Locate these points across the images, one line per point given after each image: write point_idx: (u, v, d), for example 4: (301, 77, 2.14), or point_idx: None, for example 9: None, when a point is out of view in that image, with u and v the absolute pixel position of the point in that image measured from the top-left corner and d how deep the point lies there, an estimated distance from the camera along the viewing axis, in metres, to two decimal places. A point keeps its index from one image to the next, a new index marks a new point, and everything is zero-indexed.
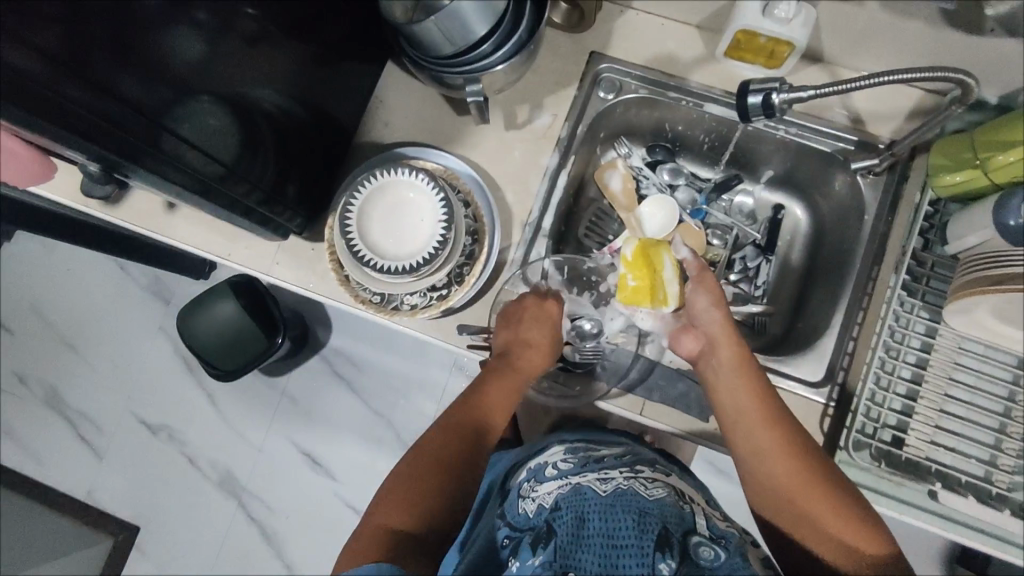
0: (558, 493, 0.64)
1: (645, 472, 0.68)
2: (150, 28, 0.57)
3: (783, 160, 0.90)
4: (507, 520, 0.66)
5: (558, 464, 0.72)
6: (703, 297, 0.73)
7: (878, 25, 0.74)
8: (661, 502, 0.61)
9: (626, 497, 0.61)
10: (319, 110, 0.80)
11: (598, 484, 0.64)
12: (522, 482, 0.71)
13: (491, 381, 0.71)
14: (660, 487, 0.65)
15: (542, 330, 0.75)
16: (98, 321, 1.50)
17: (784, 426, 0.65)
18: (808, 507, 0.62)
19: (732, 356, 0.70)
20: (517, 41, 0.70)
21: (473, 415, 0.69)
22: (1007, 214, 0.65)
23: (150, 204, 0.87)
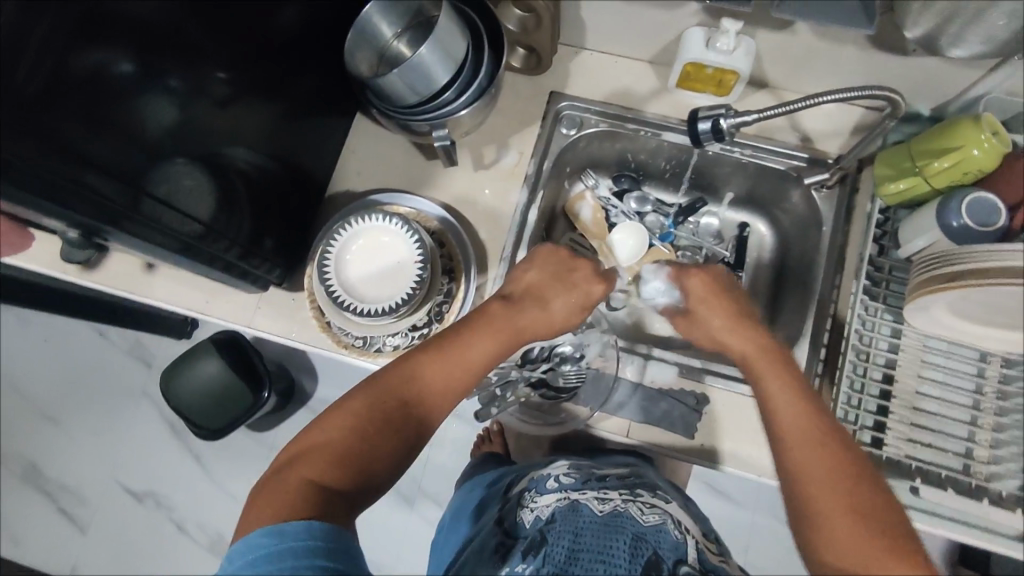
0: (555, 507, 0.66)
1: (644, 496, 0.68)
2: (121, 96, 0.60)
3: (742, 181, 0.94)
4: (503, 526, 0.67)
5: (559, 478, 0.73)
6: (717, 315, 0.71)
7: (814, 51, 0.79)
8: (656, 528, 0.62)
9: (621, 520, 0.62)
10: (291, 163, 0.83)
11: (596, 503, 0.66)
12: (522, 491, 0.73)
13: (481, 341, 0.65)
14: (656, 512, 0.65)
15: (559, 292, 0.70)
16: (78, 389, 1.48)
17: (824, 429, 0.59)
18: (824, 507, 0.54)
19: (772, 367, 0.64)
20: (476, 88, 0.74)
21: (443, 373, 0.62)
22: (950, 216, 0.70)
23: (129, 266, 0.88)
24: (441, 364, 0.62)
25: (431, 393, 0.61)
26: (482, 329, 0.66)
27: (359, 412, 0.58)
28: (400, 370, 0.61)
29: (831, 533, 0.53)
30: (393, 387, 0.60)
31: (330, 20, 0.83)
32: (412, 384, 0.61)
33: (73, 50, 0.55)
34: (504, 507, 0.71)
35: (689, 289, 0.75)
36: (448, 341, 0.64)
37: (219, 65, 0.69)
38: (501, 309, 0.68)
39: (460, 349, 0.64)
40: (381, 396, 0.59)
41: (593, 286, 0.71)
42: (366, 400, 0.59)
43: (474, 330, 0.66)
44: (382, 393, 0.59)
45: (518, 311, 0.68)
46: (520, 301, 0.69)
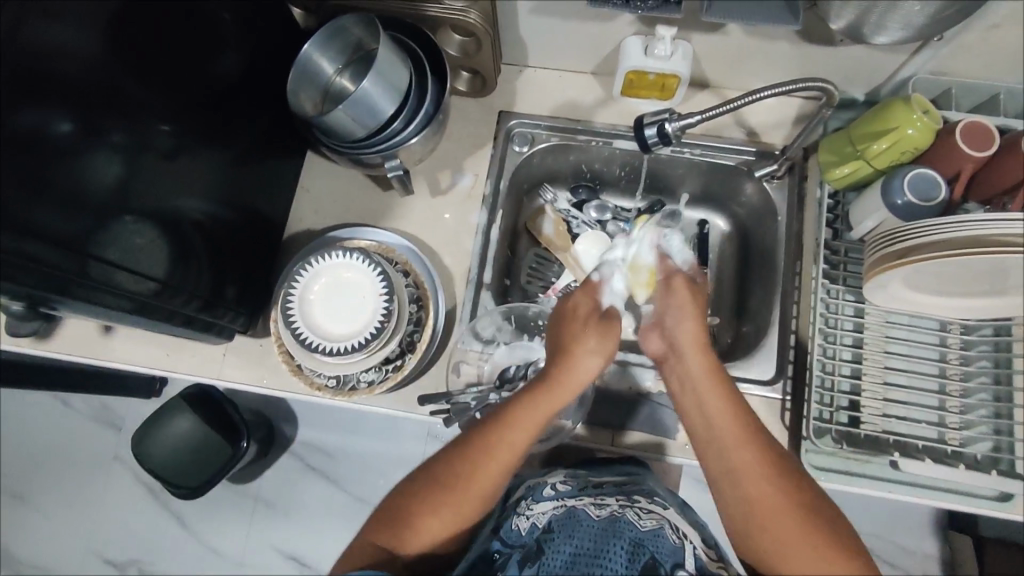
0: (552, 514, 0.69)
1: (641, 502, 0.71)
2: (62, 158, 0.58)
3: (696, 180, 0.96)
4: (500, 534, 0.70)
5: (556, 486, 0.76)
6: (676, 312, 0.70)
7: (748, 49, 0.82)
8: (654, 533, 0.64)
9: (619, 524, 0.65)
10: (244, 208, 0.81)
11: (593, 509, 0.69)
12: (521, 500, 0.76)
13: (525, 428, 0.64)
14: (653, 517, 0.67)
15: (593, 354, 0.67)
16: (45, 463, 1.42)
17: (755, 441, 0.62)
18: (771, 524, 0.59)
19: (698, 365, 0.66)
20: (423, 116, 0.74)
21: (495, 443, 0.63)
22: (894, 195, 0.73)
23: (85, 331, 0.85)
24: (493, 456, 0.63)
25: (487, 466, 0.63)
26: (525, 413, 0.64)
27: (424, 509, 0.63)
28: (454, 464, 0.64)
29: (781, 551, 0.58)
30: (450, 480, 0.63)
31: (270, 62, 0.83)
32: (467, 477, 0.63)
33: (9, 113, 0.53)
34: (502, 516, 0.74)
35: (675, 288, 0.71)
36: (495, 430, 0.64)
37: (161, 117, 0.68)
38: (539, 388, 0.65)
39: (510, 421, 0.64)
40: (440, 487, 0.63)
41: (609, 332, 0.68)
42: (427, 493, 0.64)
43: (520, 416, 0.64)
44: (439, 484, 0.63)
45: (564, 391, 0.66)
46: (557, 375, 0.66)
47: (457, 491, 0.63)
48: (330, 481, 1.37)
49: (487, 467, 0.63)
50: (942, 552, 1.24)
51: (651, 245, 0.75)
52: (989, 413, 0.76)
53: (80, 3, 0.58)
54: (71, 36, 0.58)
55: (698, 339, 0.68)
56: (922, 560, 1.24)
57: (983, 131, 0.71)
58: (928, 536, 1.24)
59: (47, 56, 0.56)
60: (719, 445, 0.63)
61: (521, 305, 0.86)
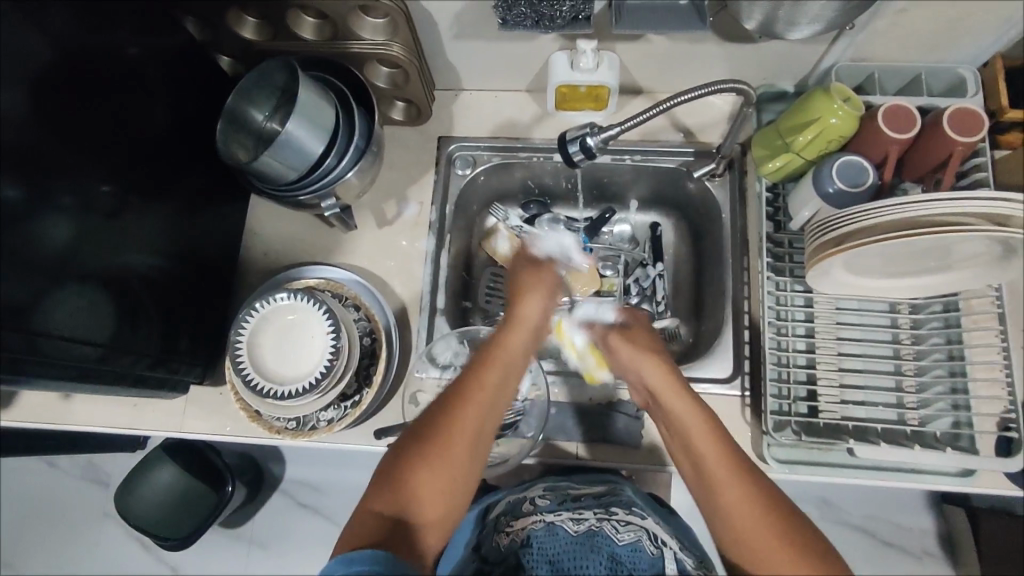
0: (533, 529, 0.73)
1: (619, 513, 0.73)
2: (13, 223, 0.59)
3: (641, 184, 0.97)
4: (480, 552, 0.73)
5: (535, 500, 0.76)
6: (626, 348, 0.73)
7: (671, 53, 0.83)
8: (631, 547, 0.70)
9: (598, 540, 0.71)
10: (190, 259, 0.81)
11: (571, 523, 0.72)
12: (500, 514, 0.77)
13: (501, 364, 0.64)
14: (631, 528, 0.72)
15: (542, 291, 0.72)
16: (35, 527, 1.41)
17: (728, 444, 0.61)
18: (732, 500, 0.58)
19: (680, 403, 0.65)
20: (354, 150, 0.75)
21: (483, 381, 0.62)
22: (825, 183, 0.73)
23: (44, 397, 0.85)
24: (477, 397, 0.61)
25: (481, 402, 0.61)
26: (498, 350, 0.65)
27: (417, 468, 0.57)
28: (443, 412, 0.60)
29: (735, 526, 0.58)
30: (437, 432, 0.59)
31: (199, 111, 0.83)
32: (454, 422, 0.59)
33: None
34: (482, 530, 0.76)
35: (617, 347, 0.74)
36: (474, 372, 0.63)
37: (101, 177, 0.68)
38: (506, 329, 0.68)
39: (495, 357, 0.65)
40: (429, 442, 0.58)
41: (545, 274, 0.74)
42: (416, 454, 0.58)
43: (495, 355, 0.65)
44: (428, 439, 0.58)
45: (527, 331, 0.69)
46: (518, 314, 0.69)
47: (449, 440, 0.58)
48: (322, 517, 1.36)
49: (481, 403, 0.61)
50: (937, 526, 1.24)
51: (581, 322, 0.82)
52: (945, 389, 0.76)
53: (11, 72, 0.59)
54: (4, 102, 0.58)
55: (659, 370, 0.68)
56: (918, 536, 1.24)
57: (904, 113, 0.71)
58: (921, 513, 1.24)
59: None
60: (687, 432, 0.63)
61: (474, 328, 0.86)
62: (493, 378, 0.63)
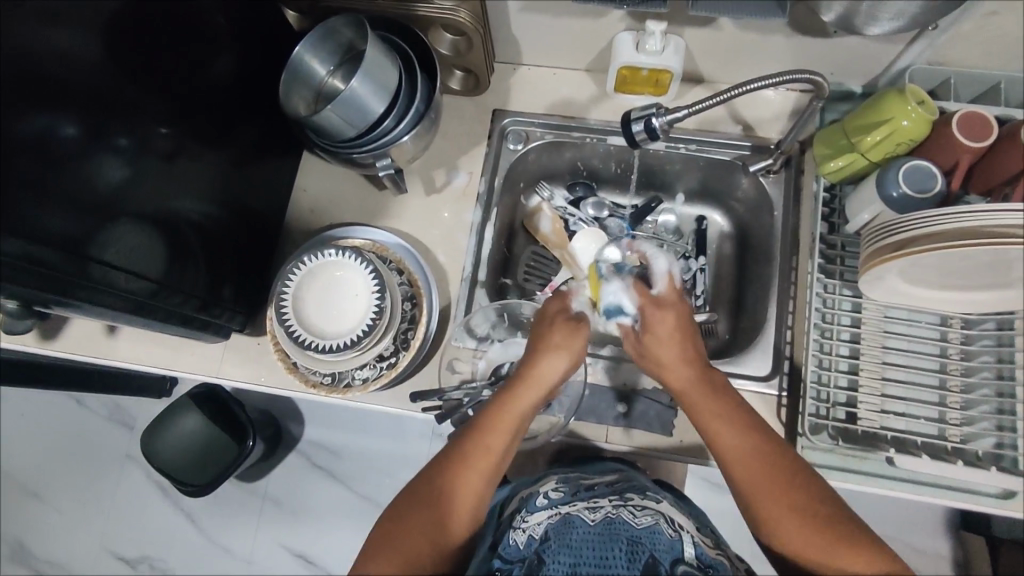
0: (548, 523, 0.67)
1: (634, 499, 0.70)
2: (70, 159, 0.60)
3: (692, 175, 0.95)
4: (500, 551, 0.68)
5: (548, 493, 0.73)
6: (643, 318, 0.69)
7: (741, 42, 0.81)
8: (650, 530, 0.63)
9: (616, 526, 0.64)
10: (242, 208, 0.82)
11: (588, 512, 0.67)
12: (513, 512, 0.73)
13: (503, 431, 0.65)
14: (649, 513, 0.67)
15: (555, 365, 0.68)
16: (61, 461, 1.45)
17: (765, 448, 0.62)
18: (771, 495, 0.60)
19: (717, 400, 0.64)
20: (413, 114, 0.75)
21: (491, 436, 0.64)
22: (889, 187, 0.72)
23: (90, 330, 0.87)
24: (480, 456, 0.63)
25: (488, 457, 0.63)
26: (500, 415, 0.65)
27: (419, 525, 0.60)
28: (454, 464, 0.63)
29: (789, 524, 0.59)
30: (436, 491, 0.62)
31: (262, 63, 0.84)
32: (456, 481, 0.62)
33: (16, 114, 0.55)
34: (495, 532, 0.72)
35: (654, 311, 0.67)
36: (474, 430, 0.65)
37: (160, 120, 0.69)
38: (508, 402, 0.66)
39: (503, 411, 0.66)
40: (429, 503, 0.61)
41: (578, 335, 0.69)
42: (417, 515, 0.60)
43: (498, 416, 0.65)
44: (425, 503, 0.61)
45: (535, 396, 0.67)
46: (531, 379, 0.67)
47: (446, 500, 0.61)
48: (337, 480, 1.38)
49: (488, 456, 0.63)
50: (954, 552, 1.21)
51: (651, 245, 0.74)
52: (991, 408, 0.74)
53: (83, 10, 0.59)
54: (72, 40, 0.59)
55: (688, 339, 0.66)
56: (932, 561, 1.21)
57: (980, 119, 0.69)
58: (939, 538, 1.22)
59: (50, 61, 0.57)
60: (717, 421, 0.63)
61: (515, 302, 0.85)
62: (501, 431, 0.65)
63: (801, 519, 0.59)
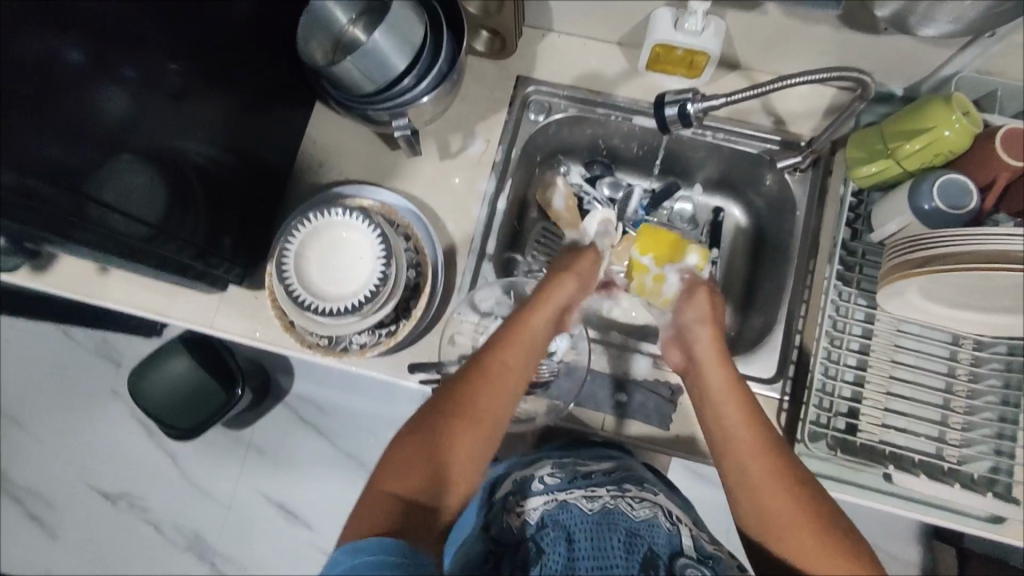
0: (544, 509, 0.66)
1: (633, 490, 0.69)
2: (76, 88, 0.56)
3: (715, 165, 0.92)
4: (493, 533, 0.68)
5: (544, 478, 0.72)
6: (690, 311, 0.73)
7: (784, 30, 0.77)
8: (648, 522, 0.63)
9: (614, 516, 0.63)
10: (247, 156, 0.79)
11: (585, 501, 0.66)
12: (507, 493, 0.72)
13: (519, 346, 0.64)
14: (647, 505, 0.66)
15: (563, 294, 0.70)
16: (44, 392, 1.44)
17: (771, 444, 0.62)
18: (765, 483, 0.59)
19: (722, 379, 0.67)
20: (434, 74, 0.71)
21: (506, 355, 0.63)
22: (921, 199, 0.69)
23: (81, 268, 0.84)
24: (495, 374, 0.61)
25: (503, 374, 0.62)
26: (517, 333, 0.65)
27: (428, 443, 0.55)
28: (470, 378, 0.61)
29: (768, 514, 0.58)
30: (450, 410, 0.58)
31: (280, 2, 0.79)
32: (468, 394, 0.59)
33: (23, 36, 0.51)
34: (488, 511, 0.71)
35: (684, 318, 0.73)
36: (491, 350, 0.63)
37: (172, 55, 0.64)
38: (523, 325, 0.66)
39: (519, 330, 0.65)
40: (441, 428, 0.57)
41: (581, 262, 0.75)
42: (437, 431, 0.56)
43: (516, 333, 0.65)
44: (448, 411, 0.58)
45: (548, 317, 0.68)
46: (543, 301, 0.68)
47: (472, 408, 0.59)
48: (322, 436, 1.38)
49: (503, 376, 0.62)
50: (925, 560, 1.23)
51: (678, 272, 0.79)
52: (992, 432, 0.73)
53: None
54: None
55: (711, 343, 0.69)
56: (902, 568, 1.23)
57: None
58: (912, 545, 1.24)
59: None
60: (727, 426, 0.64)
61: (522, 280, 0.84)
62: (516, 349, 0.64)
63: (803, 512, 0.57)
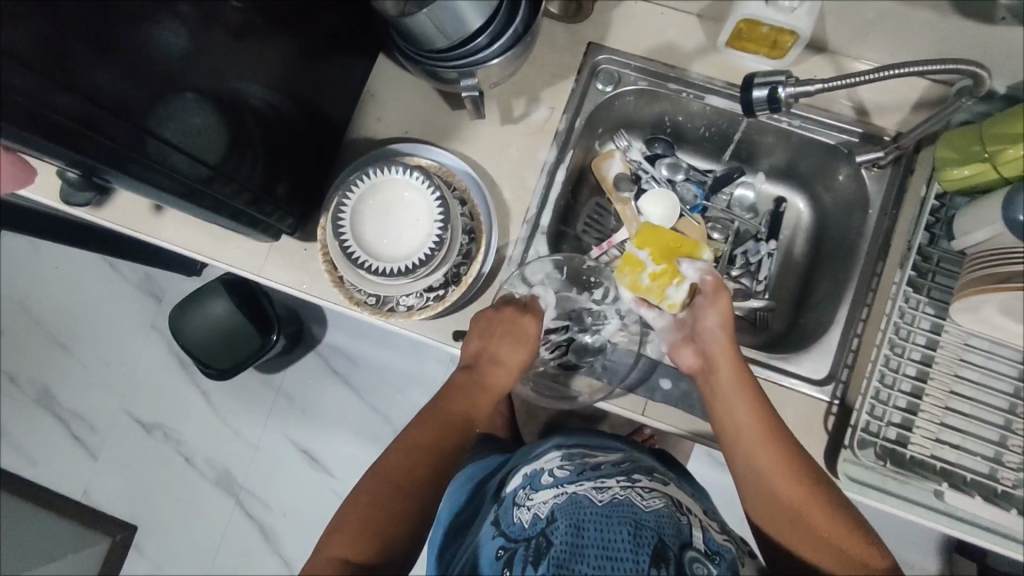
0: (554, 502, 0.65)
1: (642, 482, 0.68)
2: (133, 18, 0.55)
3: (785, 152, 0.88)
4: (502, 530, 0.66)
5: (554, 471, 0.72)
6: (712, 314, 0.70)
7: (885, 13, 0.72)
8: (657, 513, 0.61)
9: (622, 508, 0.61)
10: (307, 104, 0.77)
11: (595, 493, 0.65)
12: (517, 489, 0.72)
13: (468, 403, 0.70)
14: (657, 496, 0.65)
15: (513, 349, 0.73)
16: (89, 320, 1.48)
17: (778, 436, 0.64)
18: (781, 477, 0.62)
19: (731, 373, 0.68)
20: (511, 34, 0.68)
21: (453, 409, 0.69)
22: (1016, 210, 0.63)
23: (137, 205, 0.85)
24: (440, 428, 0.67)
25: (448, 423, 0.68)
26: (468, 386, 0.71)
27: (379, 501, 0.60)
28: (417, 431, 0.66)
29: (785, 503, 0.62)
30: (400, 465, 0.63)
31: None
32: (414, 451, 0.64)
33: None
34: (499, 510, 0.70)
35: (705, 321, 0.71)
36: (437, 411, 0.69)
37: None
38: (474, 380, 0.71)
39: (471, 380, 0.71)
40: (391, 482, 0.62)
41: (525, 320, 0.74)
42: (383, 490, 0.61)
43: (463, 388, 0.71)
44: (389, 470, 0.63)
45: (494, 372, 0.72)
46: (488, 355, 0.72)
47: (418, 462, 0.64)
48: (351, 388, 1.39)
49: (446, 428, 0.67)
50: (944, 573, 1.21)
51: (696, 268, 0.74)
52: None
53: None
54: None
55: (724, 340, 0.69)
56: None
57: None
58: (933, 557, 1.22)
59: None
60: (738, 421, 0.66)
61: (577, 256, 0.82)
62: (462, 407, 0.69)
63: (820, 511, 0.61)
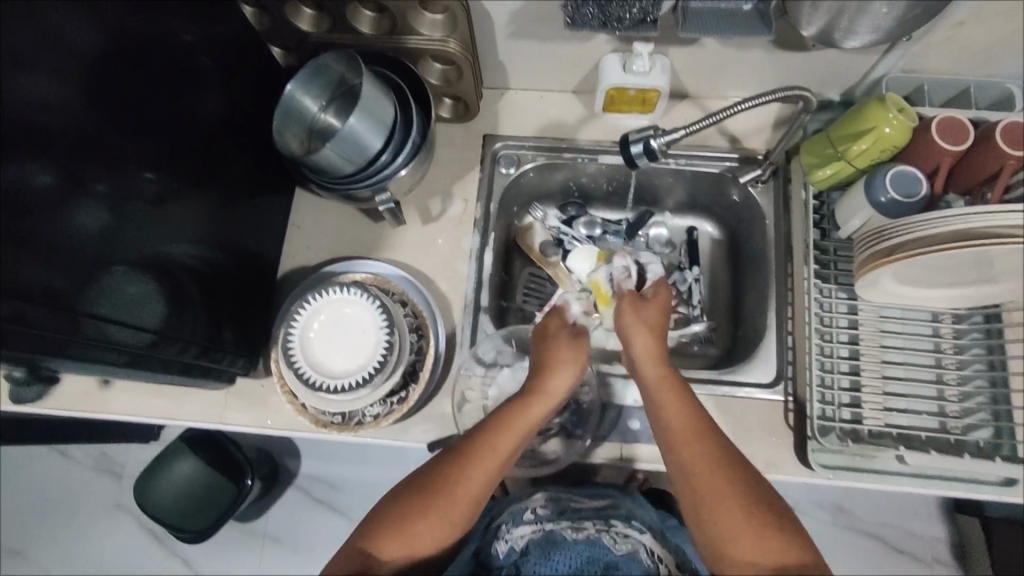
0: (531, 538, 0.70)
1: (619, 525, 0.71)
2: (52, 210, 0.55)
3: (682, 189, 0.97)
4: (482, 560, 0.71)
5: (536, 508, 0.75)
6: (640, 336, 0.68)
7: (724, 59, 0.83)
8: (628, 557, 0.65)
9: (595, 549, 0.66)
10: (237, 250, 0.81)
11: (570, 531, 0.69)
12: (499, 520, 0.75)
13: (512, 429, 0.64)
14: (629, 540, 0.68)
15: (570, 359, 0.67)
16: (46, 517, 1.40)
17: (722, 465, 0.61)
18: (721, 513, 0.59)
19: (670, 403, 0.65)
20: (410, 145, 0.75)
21: (491, 430, 0.64)
22: (877, 193, 0.74)
23: (83, 384, 0.84)
24: (479, 458, 0.63)
25: (489, 450, 0.63)
26: (515, 408, 0.65)
27: (403, 504, 0.62)
28: (449, 455, 0.64)
29: (724, 537, 0.58)
30: (434, 478, 0.63)
31: (252, 101, 0.83)
32: (447, 473, 0.63)
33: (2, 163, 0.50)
34: (479, 536, 0.74)
35: (632, 344, 0.68)
36: (472, 444, 0.63)
37: (145, 164, 0.65)
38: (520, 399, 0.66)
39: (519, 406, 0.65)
40: (419, 492, 0.63)
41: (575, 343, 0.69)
42: (408, 497, 0.63)
43: (510, 409, 0.65)
44: (421, 479, 0.63)
45: (542, 400, 0.66)
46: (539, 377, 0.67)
47: (442, 496, 0.62)
48: (338, 513, 1.35)
49: (489, 453, 0.63)
50: (950, 535, 1.24)
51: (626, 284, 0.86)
52: (987, 399, 0.78)
53: (55, 55, 0.54)
54: (52, 91, 0.54)
55: (656, 366, 0.66)
56: (931, 546, 1.24)
57: (958, 124, 0.72)
58: (937, 522, 1.25)
59: (36, 112, 0.53)
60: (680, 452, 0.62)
61: (522, 326, 0.87)
62: (507, 426, 0.64)
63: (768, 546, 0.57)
